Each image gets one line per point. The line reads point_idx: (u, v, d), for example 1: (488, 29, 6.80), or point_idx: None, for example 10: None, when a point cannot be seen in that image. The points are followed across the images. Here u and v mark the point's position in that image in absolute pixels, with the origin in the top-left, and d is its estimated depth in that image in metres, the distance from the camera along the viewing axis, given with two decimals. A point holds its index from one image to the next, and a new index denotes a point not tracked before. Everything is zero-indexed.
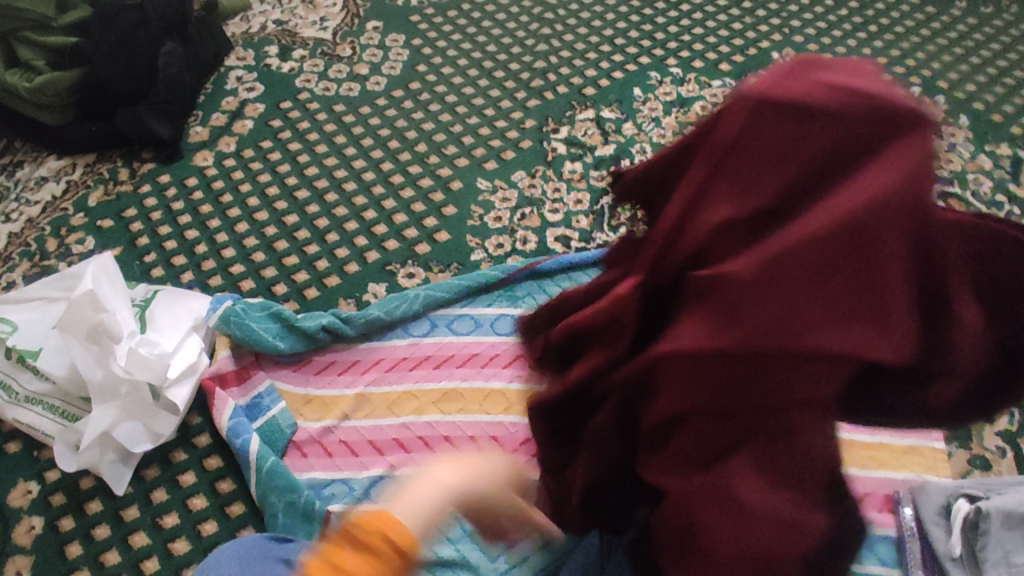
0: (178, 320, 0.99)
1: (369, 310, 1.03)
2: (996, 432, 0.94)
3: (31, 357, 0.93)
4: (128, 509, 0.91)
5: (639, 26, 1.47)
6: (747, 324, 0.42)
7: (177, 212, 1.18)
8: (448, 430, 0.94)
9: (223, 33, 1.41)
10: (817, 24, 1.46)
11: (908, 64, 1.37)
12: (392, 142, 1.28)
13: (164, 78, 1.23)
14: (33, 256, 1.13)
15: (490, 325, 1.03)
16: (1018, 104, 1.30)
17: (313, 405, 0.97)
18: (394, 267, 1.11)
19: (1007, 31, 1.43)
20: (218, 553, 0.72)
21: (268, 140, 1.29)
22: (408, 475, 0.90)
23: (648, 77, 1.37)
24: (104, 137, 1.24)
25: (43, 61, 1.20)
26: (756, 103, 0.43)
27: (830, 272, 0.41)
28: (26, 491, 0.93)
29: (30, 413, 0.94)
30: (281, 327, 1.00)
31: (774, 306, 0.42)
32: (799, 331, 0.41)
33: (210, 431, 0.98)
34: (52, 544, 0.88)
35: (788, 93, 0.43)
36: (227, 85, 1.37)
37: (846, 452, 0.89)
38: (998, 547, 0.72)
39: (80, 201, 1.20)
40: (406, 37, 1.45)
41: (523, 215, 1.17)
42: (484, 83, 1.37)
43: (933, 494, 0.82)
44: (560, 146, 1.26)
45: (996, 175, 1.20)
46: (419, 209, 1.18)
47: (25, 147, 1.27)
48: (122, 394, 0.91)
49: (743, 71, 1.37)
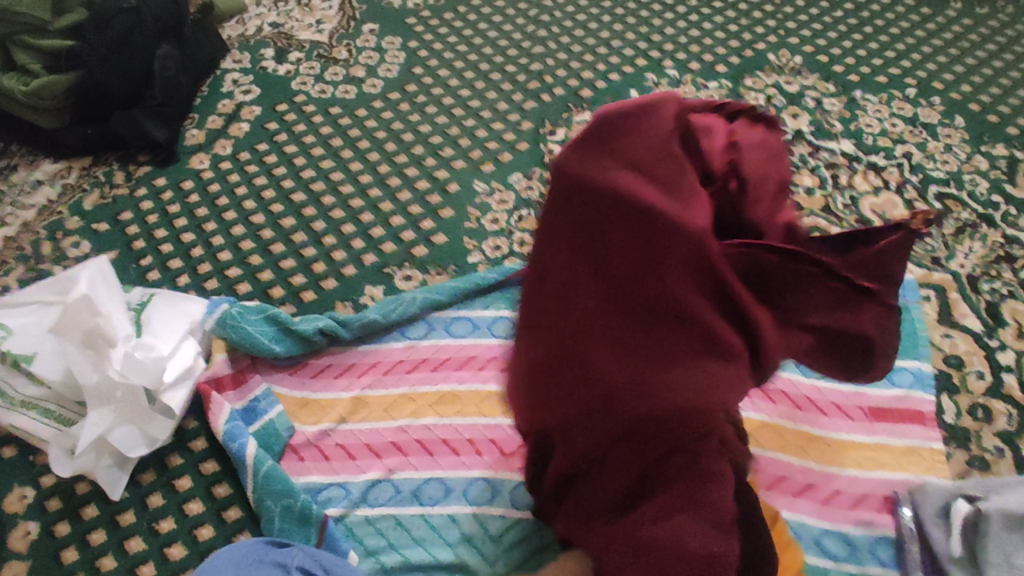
0: (174, 323, 0.98)
1: (366, 312, 1.03)
2: (994, 433, 0.93)
3: (25, 361, 0.93)
4: (124, 514, 0.91)
5: (635, 28, 1.47)
6: (559, 376, 0.56)
7: (173, 216, 1.18)
8: (446, 433, 0.93)
9: (219, 36, 1.41)
10: (813, 26, 1.46)
11: (903, 65, 1.37)
12: (388, 145, 1.27)
13: (159, 82, 1.23)
14: (28, 260, 1.12)
15: (487, 328, 1.03)
16: (1014, 105, 1.30)
17: (310, 409, 0.97)
18: (390, 270, 1.11)
19: (1002, 31, 1.43)
20: (215, 558, 0.72)
21: (264, 143, 1.28)
22: (406, 479, 0.90)
23: (644, 79, 1.37)
24: (100, 140, 1.24)
25: (38, 64, 1.20)
26: (569, 182, 0.55)
27: (597, 335, 0.53)
28: (22, 496, 0.92)
29: (24, 418, 0.93)
30: (277, 330, 1.00)
31: (570, 361, 0.55)
32: (585, 383, 0.54)
33: (206, 435, 0.97)
34: (48, 549, 0.88)
35: (583, 174, 0.54)
36: (223, 88, 1.37)
37: (845, 454, 0.89)
38: (1000, 549, 0.72)
39: (75, 204, 1.20)
40: (402, 40, 1.45)
41: (520, 217, 1.17)
42: (480, 85, 1.36)
43: (932, 495, 0.82)
44: (557, 148, 1.26)
45: (993, 176, 1.20)
46: (415, 212, 1.18)
47: (20, 150, 1.27)
48: (117, 398, 0.90)
49: (739, 73, 1.37)
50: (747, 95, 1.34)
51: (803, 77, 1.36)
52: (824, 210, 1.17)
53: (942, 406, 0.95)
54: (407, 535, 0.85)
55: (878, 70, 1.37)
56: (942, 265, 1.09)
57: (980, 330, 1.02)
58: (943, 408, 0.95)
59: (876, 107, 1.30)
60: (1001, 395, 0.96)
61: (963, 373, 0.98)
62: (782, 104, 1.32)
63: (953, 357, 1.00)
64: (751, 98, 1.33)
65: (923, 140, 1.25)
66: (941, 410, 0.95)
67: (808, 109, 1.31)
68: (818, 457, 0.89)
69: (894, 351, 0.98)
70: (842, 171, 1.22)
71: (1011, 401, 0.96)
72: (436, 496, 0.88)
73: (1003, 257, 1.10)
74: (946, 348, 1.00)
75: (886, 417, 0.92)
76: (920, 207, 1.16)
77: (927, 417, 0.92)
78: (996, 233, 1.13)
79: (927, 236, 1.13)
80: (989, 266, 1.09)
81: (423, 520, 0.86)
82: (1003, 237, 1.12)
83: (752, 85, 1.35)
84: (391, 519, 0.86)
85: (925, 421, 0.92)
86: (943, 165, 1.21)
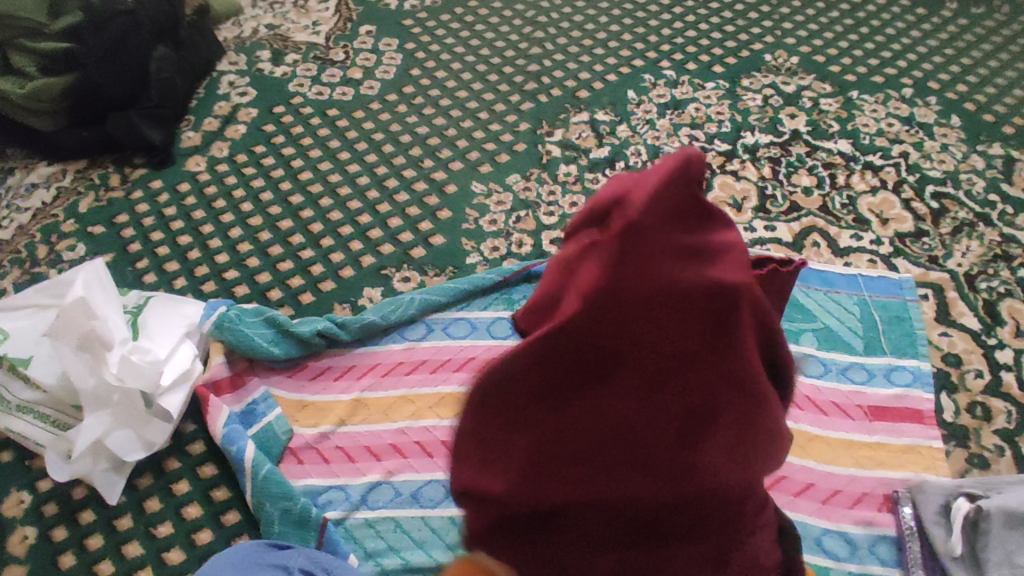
0: (171, 326, 0.98)
1: (364, 314, 1.02)
2: (993, 431, 0.93)
3: (21, 365, 0.91)
4: (121, 519, 0.90)
5: (631, 29, 1.48)
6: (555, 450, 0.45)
7: (170, 218, 1.18)
8: (446, 434, 0.93)
9: (215, 38, 1.41)
10: (809, 26, 1.47)
11: (900, 65, 1.38)
12: (386, 146, 1.27)
13: (156, 84, 1.23)
14: (23, 263, 1.11)
15: (486, 329, 1.03)
16: (1010, 104, 1.31)
17: (309, 411, 0.96)
18: (389, 271, 1.10)
19: (998, 31, 1.44)
20: (223, 556, 0.73)
21: (261, 145, 1.28)
22: (405, 481, 0.89)
23: (641, 80, 1.37)
24: (95, 143, 1.23)
25: (34, 67, 1.18)
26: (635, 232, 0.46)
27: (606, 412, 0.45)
28: (18, 501, 0.91)
29: (21, 422, 0.92)
30: (275, 333, 0.99)
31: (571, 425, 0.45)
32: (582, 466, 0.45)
33: (204, 438, 0.97)
34: (45, 554, 0.87)
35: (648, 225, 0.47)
36: (219, 90, 1.36)
37: (844, 453, 0.89)
38: (1001, 547, 0.74)
39: (71, 207, 1.19)
40: (399, 42, 1.45)
41: (519, 218, 1.17)
42: (478, 87, 1.36)
43: (931, 494, 0.82)
44: (555, 149, 1.26)
45: (989, 175, 1.20)
46: (413, 213, 1.17)
47: (15, 154, 1.26)
48: (114, 402, 0.89)
49: (736, 74, 1.38)
50: (745, 95, 1.34)
51: (800, 78, 1.36)
52: (821, 209, 1.17)
53: (941, 405, 0.95)
54: (407, 538, 0.85)
55: (875, 70, 1.37)
56: (940, 264, 1.09)
57: (978, 328, 1.02)
58: (942, 406, 0.95)
59: (873, 107, 1.31)
60: (1000, 394, 0.97)
61: (962, 371, 0.98)
62: (779, 104, 1.32)
63: (952, 355, 1.00)
64: (749, 98, 1.34)
65: (920, 140, 1.25)
66: (940, 408, 0.95)
67: (805, 109, 1.31)
68: (818, 457, 0.89)
69: (893, 350, 0.98)
70: (839, 171, 1.22)
71: (1011, 399, 0.96)
72: (436, 498, 0.88)
73: (1001, 255, 1.10)
74: (944, 347, 1.00)
75: (885, 416, 0.92)
76: (917, 206, 1.17)
77: (926, 416, 0.92)
78: (993, 232, 1.13)
79: (924, 235, 1.13)
80: (987, 265, 1.09)
81: (423, 521, 0.86)
82: (1000, 235, 1.13)
83: (749, 85, 1.35)
84: (391, 522, 0.86)
85: (924, 420, 0.92)
86: (940, 164, 1.22)
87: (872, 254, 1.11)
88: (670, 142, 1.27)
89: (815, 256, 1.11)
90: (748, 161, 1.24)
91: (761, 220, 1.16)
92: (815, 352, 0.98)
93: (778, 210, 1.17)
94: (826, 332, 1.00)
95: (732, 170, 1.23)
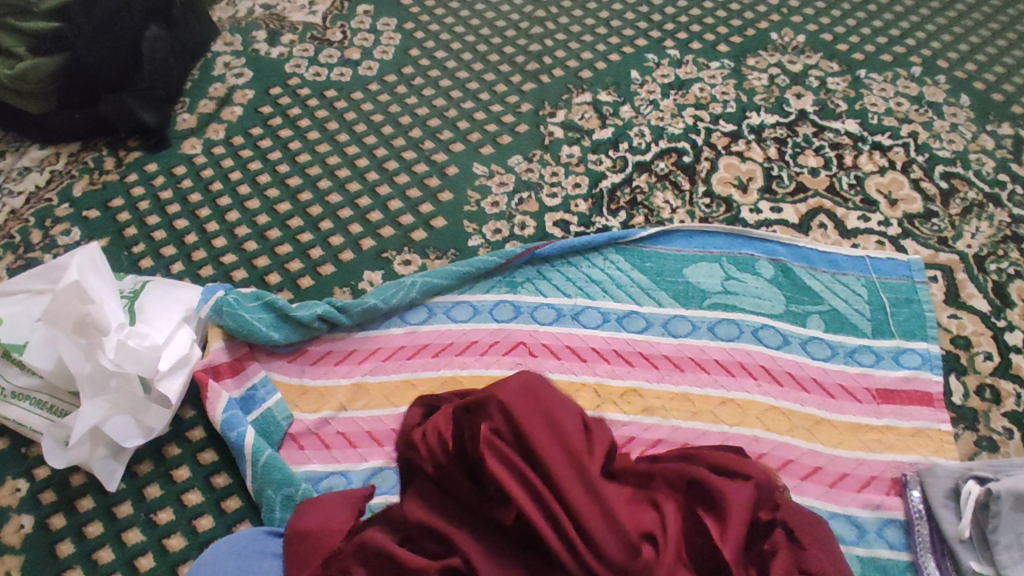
0: (169, 311, 0.96)
1: (365, 298, 1.00)
2: (1002, 414, 0.92)
3: (16, 350, 0.89)
4: (120, 506, 0.88)
5: (635, 8, 1.45)
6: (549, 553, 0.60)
7: (165, 202, 1.15)
8: (356, 345, 0.99)
9: (209, 18, 1.38)
10: (816, 4, 1.44)
11: (908, 45, 1.35)
12: (386, 128, 1.25)
13: (149, 64, 1.19)
14: (16, 248, 1.09)
15: (489, 312, 1.00)
16: (1018, 83, 1.29)
17: (309, 396, 0.95)
18: (389, 255, 1.08)
19: (1004, 10, 1.42)
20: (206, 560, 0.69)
21: (258, 127, 1.26)
22: (326, 472, 0.88)
23: (644, 59, 1.35)
24: (88, 125, 1.21)
25: (24, 48, 1.15)
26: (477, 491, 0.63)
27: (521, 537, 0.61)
28: (14, 489, 0.90)
29: (16, 409, 0.91)
30: (274, 317, 0.98)
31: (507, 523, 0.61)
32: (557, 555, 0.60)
33: (204, 424, 0.95)
34: (42, 542, 0.86)
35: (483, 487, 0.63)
36: (214, 71, 1.34)
37: (852, 437, 0.88)
38: (1011, 529, 0.75)
39: (64, 190, 1.17)
40: (397, 22, 1.42)
41: (521, 200, 1.15)
42: (478, 67, 1.34)
43: (940, 477, 0.82)
44: (557, 130, 1.24)
45: (999, 155, 1.18)
46: (414, 195, 1.15)
47: (7, 137, 1.24)
48: (112, 388, 0.88)
49: (742, 52, 1.35)
50: (750, 74, 1.32)
51: (807, 57, 1.34)
52: (829, 190, 1.15)
53: (950, 387, 0.94)
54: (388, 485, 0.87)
55: (883, 49, 1.35)
56: (950, 245, 1.08)
57: (987, 310, 1.01)
58: (951, 389, 0.94)
59: (881, 86, 1.29)
60: (1010, 376, 0.95)
61: (971, 353, 0.97)
62: (786, 83, 1.30)
63: (960, 338, 0.98)
64: (754, 77, 1.31)
65: (929, 119, 1.23)
66: (949, 391, 0.93)
67: (812, 89, 1.29)
68: (824, 439, 0.88)
69: (901, 332, 0.97)
70: (846, 151, 1.20)
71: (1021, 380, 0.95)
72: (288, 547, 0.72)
73: (1010, 237, 1.09)
74: (954, 329, 0.99)
75: (893, 399, 0.91)
76: (926, 186, 1.15)
77: (936, 399, 0.91)
78: (1003, 212, 1.12)
79: (933, 216, 1.11)
80: (997, 246, 1.08)
81: None
82: (1009, 216, 1.11)
83: (754, 64, 1.33)
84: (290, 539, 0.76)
85: (933, 403, 0.91)
86: (950, 144, 1.20)
87: (880, 236, 1.09)
88: (674, 123, 1.25)
89: (821, 237, 1.09)
90: (753, 141, 1.22)
91: (767, 202, 1.14)
92: (822, 335, 0.97)
93: (784, 190, 1.15)
94: (834, 314, 0.99)
95: (736, 151, 1.21)
